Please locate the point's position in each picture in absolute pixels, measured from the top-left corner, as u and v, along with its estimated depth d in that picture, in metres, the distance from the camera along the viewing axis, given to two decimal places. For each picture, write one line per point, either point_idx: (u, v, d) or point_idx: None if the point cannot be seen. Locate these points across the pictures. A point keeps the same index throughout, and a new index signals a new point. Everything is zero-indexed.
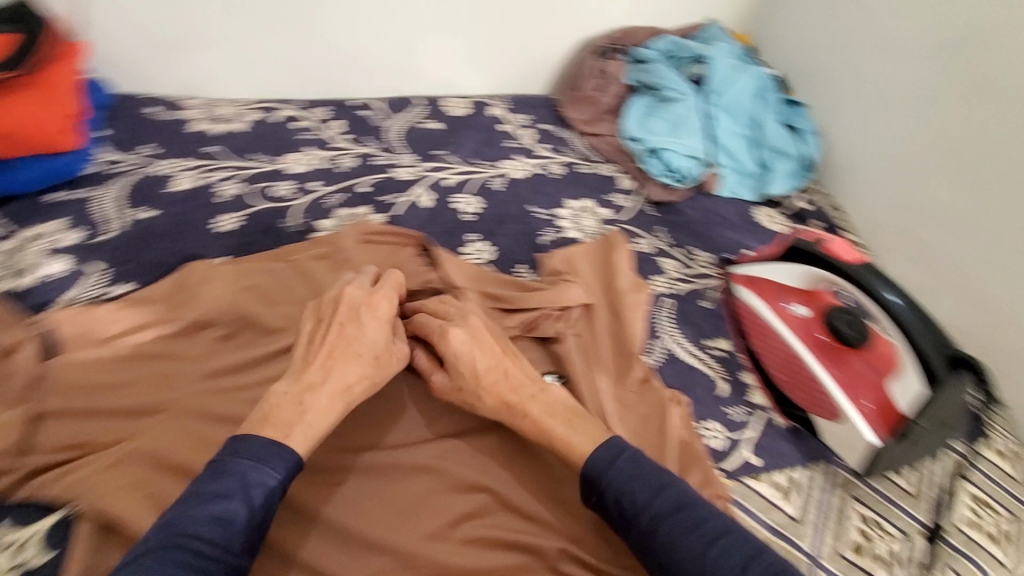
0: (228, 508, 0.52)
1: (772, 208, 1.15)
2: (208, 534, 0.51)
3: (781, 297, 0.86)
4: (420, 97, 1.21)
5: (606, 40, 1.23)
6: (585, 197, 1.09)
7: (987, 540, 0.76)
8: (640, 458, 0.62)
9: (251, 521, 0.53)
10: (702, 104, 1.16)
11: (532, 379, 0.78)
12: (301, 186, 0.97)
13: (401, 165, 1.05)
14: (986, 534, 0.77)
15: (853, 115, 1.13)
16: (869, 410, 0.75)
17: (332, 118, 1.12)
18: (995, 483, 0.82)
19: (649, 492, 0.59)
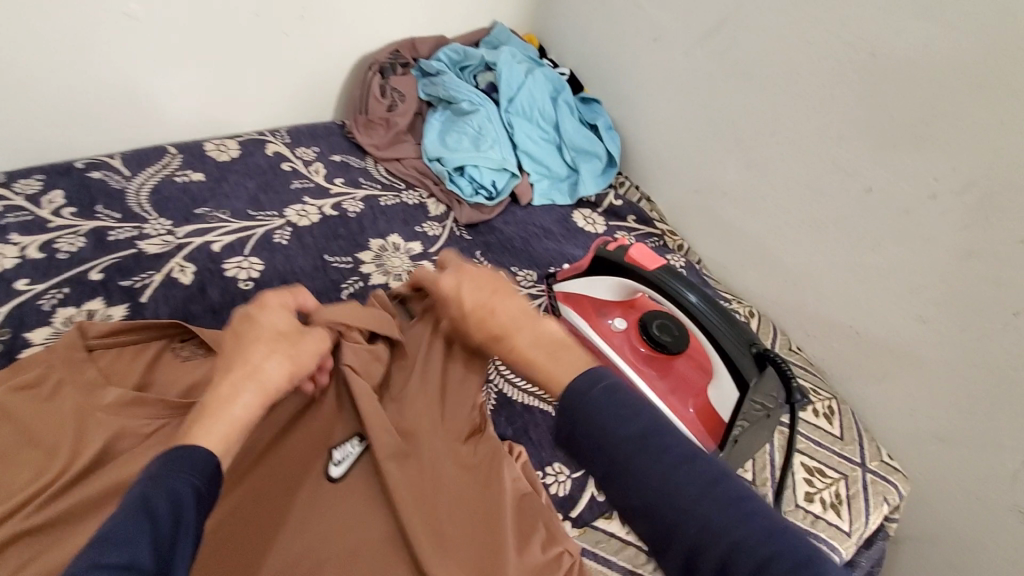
0: (132, 527, 0.41)
1: (588, 209, 1.12)
2: (118, 559, 0.39)
3: (600, 311, 0.82)
4: (175, 144, 1.01)
5: (385, 53, 1.12)
6: (391, 233, 0.98)
7: (826, 510, 0.79)
8: (623, 389, 0.50)
9: (159, 545, 0.41)
10: (498, 112, 1.10)
11: (333, 451, 0.65)
12: (3, 289, 0.75)
13: (151, 235, 0.85)
14: (825, 504, 0.79)
15: (644, 105, 1.12)
16: (691, 416, 0.74)
17: (49, 187, 0.88)
18: (824, 447, 0.85)
19: (619, 418, 0.48)
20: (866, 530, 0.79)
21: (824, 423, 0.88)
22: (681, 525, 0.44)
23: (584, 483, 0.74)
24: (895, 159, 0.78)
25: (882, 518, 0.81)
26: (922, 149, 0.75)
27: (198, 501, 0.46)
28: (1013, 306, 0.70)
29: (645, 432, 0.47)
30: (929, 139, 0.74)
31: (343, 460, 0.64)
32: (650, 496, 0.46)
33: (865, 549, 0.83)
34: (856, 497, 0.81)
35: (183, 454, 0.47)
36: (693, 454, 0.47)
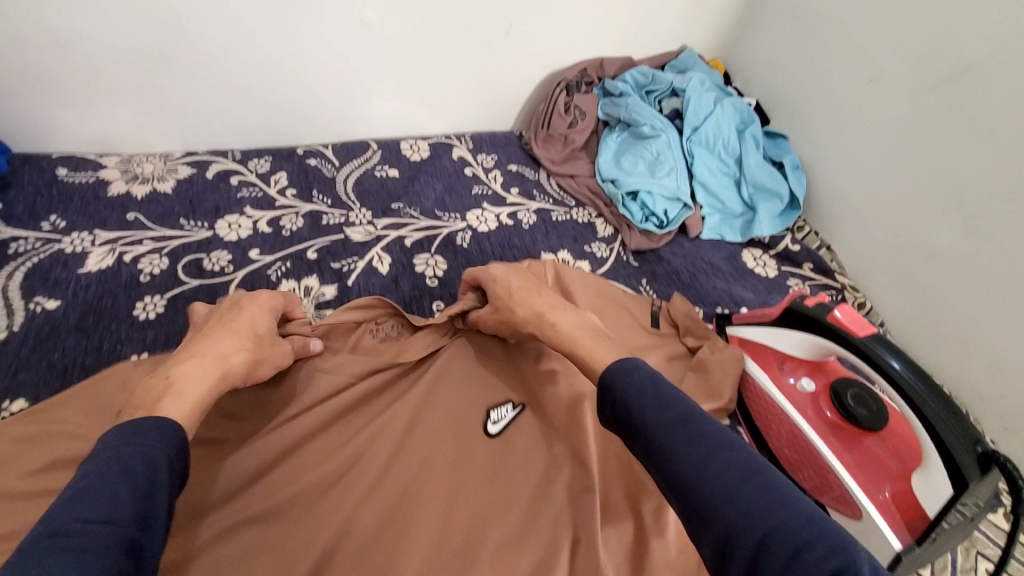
0: (122, 483, 0.41)
1: (759, 250, 1.08)
2: (100, 513, 0.39)
3: (784, 368, 0.79)
4: (375, 140, 1.10)
5: (574, 71, 1.13)
6: (561, 248, 1.00)
7: None
8: (658, 379, 0.53)
9: (137, 497, 0.42)
10: (680, 140, 1.08)
11: (491, 410, 0.71)
12: (239, 256, 0.86)
13: (355, 223, 0.94)
14: None
15: (840, 150, 1.05)
16: (884, 497, 0.68)
17: (276, 169, 1.00)
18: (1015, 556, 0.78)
19: (660, 404, 0.50)
20: None
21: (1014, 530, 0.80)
22: (714, 507, 0.43)
23: None
24: None
25: None
26: None
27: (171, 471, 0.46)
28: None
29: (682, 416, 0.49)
30: None
31: (500, 420, 0.70)
32: (694, 476, 0.45)
33: None
34: None
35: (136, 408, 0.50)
36: (722, 442, 0.47)
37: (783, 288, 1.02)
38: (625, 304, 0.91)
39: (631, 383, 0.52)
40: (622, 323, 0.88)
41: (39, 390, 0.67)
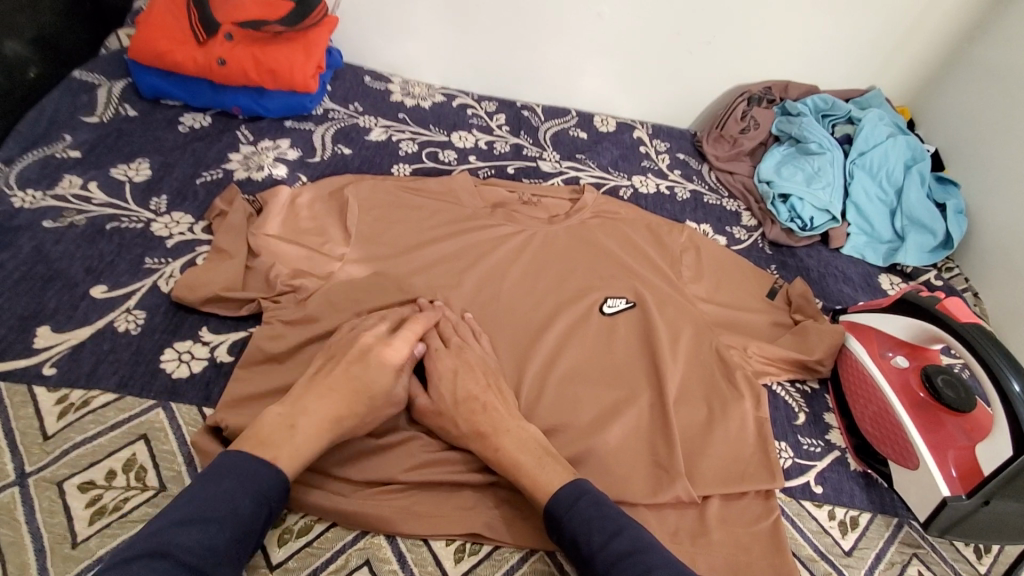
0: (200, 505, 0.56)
1: (898, 277, 1.13)
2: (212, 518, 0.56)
3: (884, 346, 0.86)
4: (575, 110, 1.36)
5: (760, 88, 1.30)
6: (705, 222, 1.16)
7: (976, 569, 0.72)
8: (600, 504, 0.63)
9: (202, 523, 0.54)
10: (844, 161, 1.18)
11: (608, 299, 0.93)
12: (462, 157, 1.16)
13: (547, 159, 1.21)
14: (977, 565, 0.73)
15: (1011, 204, 1.08)
16: (948, 469, 0.72)
17: (498, 111, 1.31)
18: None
19: (605, 535, 0.60)
20: None
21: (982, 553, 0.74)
22: None
23: (804, 470, 0.79)
24: None
25: None
26: None
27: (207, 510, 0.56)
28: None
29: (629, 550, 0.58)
30: None
31: (615, 306, 0.92)
32: None
33: None
34: None
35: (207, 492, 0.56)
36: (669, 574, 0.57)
37: None
38: (749, 274, 1.04)
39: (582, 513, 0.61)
40: (743, 288, 1.02)
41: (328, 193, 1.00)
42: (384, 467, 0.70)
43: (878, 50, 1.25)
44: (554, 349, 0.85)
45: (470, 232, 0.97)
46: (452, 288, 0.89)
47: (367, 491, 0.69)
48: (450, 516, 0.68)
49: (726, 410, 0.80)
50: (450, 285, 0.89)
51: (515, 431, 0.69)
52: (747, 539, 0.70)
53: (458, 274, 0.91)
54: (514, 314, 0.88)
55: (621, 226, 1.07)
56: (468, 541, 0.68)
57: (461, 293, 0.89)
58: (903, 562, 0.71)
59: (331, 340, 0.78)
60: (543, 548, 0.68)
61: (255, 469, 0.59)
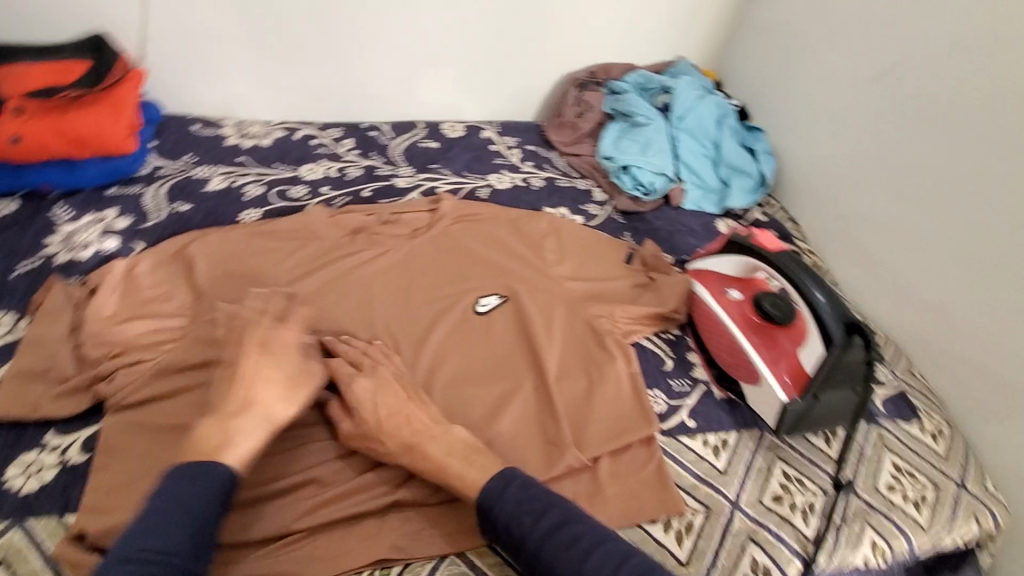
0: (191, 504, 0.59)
1: (732, 219, 1.27)
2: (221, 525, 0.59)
3: (721, 283, 0.96)
4: (422, 122, 1.38)
5: (586, 73, 1.40)
6: (562, 205, 1.24)
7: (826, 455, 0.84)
8: (534, 486, 0.67)
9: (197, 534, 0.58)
10: (668, 127, 1.31)
11: (480, 298, 0.97)
12: (313, 190, 1.14)
13: (402, 175, 1.22)
14: (828, 453, 0.85)
15: (806, 137, 1.26)
16: (783, 377, 0.83)
17: (344, 136, 1.30)
18: (855, 461, 0.84)
19: (535, 516, 0.64)
20: (887, 487, 0.82)
21: (832, 440, 0.86)
22: None
23: (678, 410, 0.87)
24: None
25: (969, 537, 0.81)
26: None
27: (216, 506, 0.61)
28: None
29: (557, 525, 0.63)
30: None
31: (488, 305, 0.96)
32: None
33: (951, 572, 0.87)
34: (908, 484, 0.83)
35: (206, 470, 0.62)
36: (596, 539, 0.63)
37: None
38: (606, 246, 1.13)
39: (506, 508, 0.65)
40: (603, 260, 1.10)
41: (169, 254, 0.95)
42: (277, 523, 0.69)
43: (677, 23, 1.40)
44: (435, 360, 0.87)
45: (334, 265, 0.97)
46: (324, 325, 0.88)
47: (265, 552, 0.67)
48: (354, 550, 0.69)
49: (602, 375, 0.87)
50: (323, 321, 0.88)
51: (404, 449, 0.70)
52: (636, 486, 0.77)
53: (328, 309, 0.90)
54: (391, 336, 0.89)
55: (484, 227, 1.11)
56: (380, 568, 0.69)
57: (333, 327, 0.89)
58: (769, 466, 0.82)
59: (197, 410, 0.75)
60: (455, 552, 0.71)
61: (188, 493, 0.60)
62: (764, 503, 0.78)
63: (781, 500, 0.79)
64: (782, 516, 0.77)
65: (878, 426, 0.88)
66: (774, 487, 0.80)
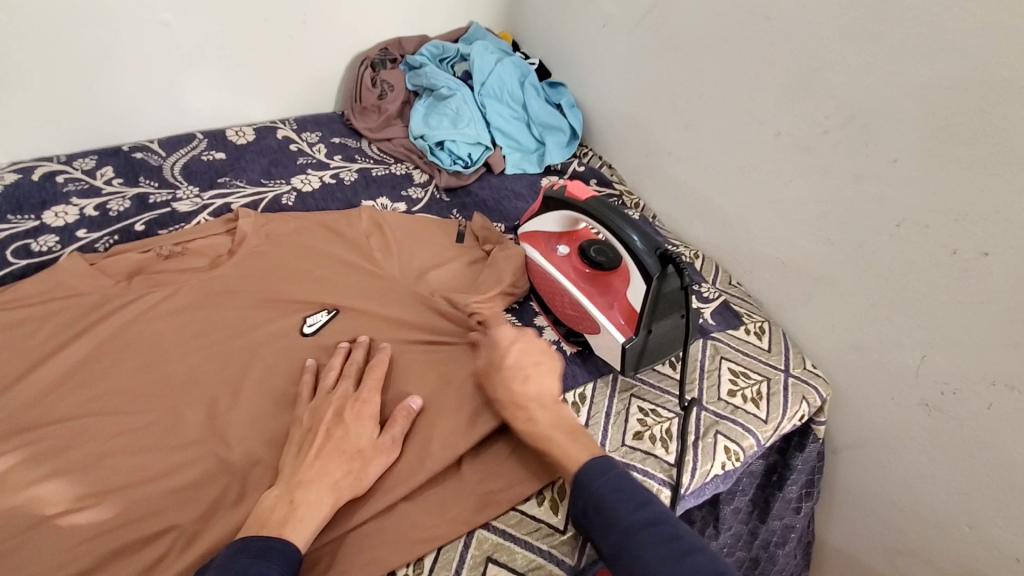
0: None
1: (555, 175, 1.28)
2: None
3: (549, 242, 0.95)
4: (201, 132, 1.20)
5: (377, 51, 1.30)
6: (380, 196, 1.15)
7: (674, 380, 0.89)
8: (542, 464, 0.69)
9: None
10: (472, 95, 1.27)
11: (306, 317, 0.87)
12: (66, 237, 0.93)
13: (182, 198, 1.04)
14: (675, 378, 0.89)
15: (601, 83, 1.28)
16: (618, 319, 0.85)
17: (100, 164, 1.08)
18: (699, 377, 0.90)
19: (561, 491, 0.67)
20: (729, 392, 0.88)
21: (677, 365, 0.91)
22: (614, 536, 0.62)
23: None
24: (794, 107, 0.94)
25: (803, 415, 0.90)
26: (813, 95, 0.91)
27: None
28: (953, 211, 0.78)
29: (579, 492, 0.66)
30: (822, 88, 0.89)
31: (315, 323, 0.86)
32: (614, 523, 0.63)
33: (798, 450, 0.97)
34: (746, 384, 0.90)
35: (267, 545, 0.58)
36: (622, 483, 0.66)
37: None
38: (434, 229, 1.07)
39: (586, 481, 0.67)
40: (433, 243, 1.04)
41: None
42: None
43: None
44: (262, 396, 0.77)
45: (121, 315, 0.81)
46: (106, 400, 0.74)
47: None
48: None
49: (449, 365, 0.83)
50: (114, 392, 0.75)
51: None
52: (500, 469, 0.75)
53: (109, 379, 0.76)
54: (204, 385, 0.77)
55: (294, 237, 0.99)
56: None
57: (120, 397, 0.74)
58: (626, 406, 0.85)
59: None
60: None
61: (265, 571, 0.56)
62: (627, 444, 0.80)
63: (641, 435, 0.82)
64: (645, 451, 0.80)
65: (712, 340, 0.95)
66: (633, 425, 0.83)
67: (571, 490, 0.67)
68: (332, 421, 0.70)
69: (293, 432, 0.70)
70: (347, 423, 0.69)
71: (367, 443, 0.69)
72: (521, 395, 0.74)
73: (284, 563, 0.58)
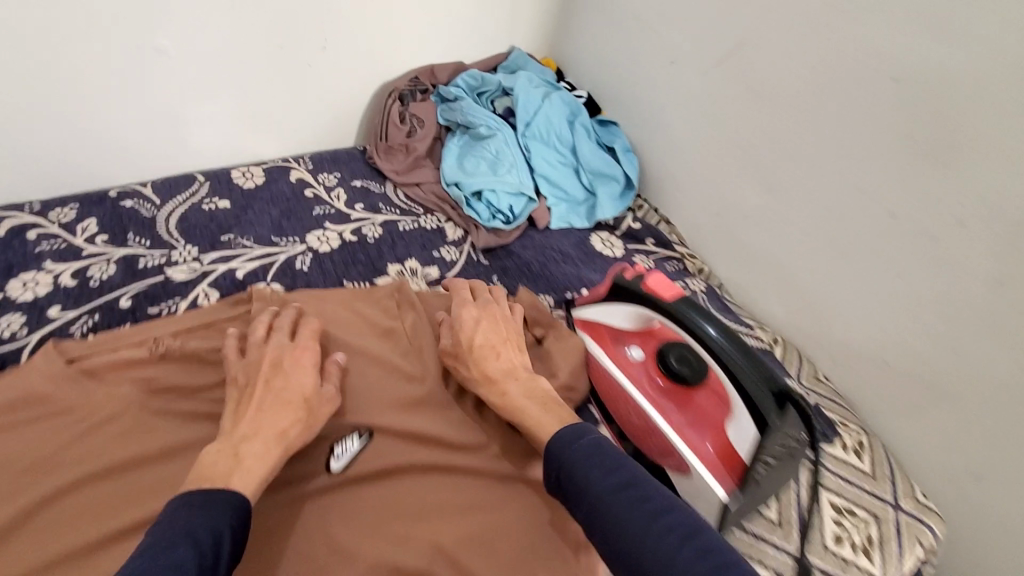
0: (183, 553, 0.49)
1: (606, 232, 1.12)
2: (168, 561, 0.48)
3: (618, 342, 0.82)
4: (202, 173, 1.03)
5: (405, 81, 1.13)
6: (408, 258, 0.99)
7: (773, 526, 0.77)
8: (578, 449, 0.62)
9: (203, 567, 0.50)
10: (515, 136, 1.10)
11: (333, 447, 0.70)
12: (37, 316, 0.77)
13: (178, 263, 0.88)
14: (773, 522, 0.77)
15: (661, 127, 1.11)
16: (710, 455, 0.71)
17: (83, 216, 0.91)
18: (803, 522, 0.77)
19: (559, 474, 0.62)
20: (839, 543, 0.76)
21: (774, 505, 0.79)
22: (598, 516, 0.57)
23: None
24: (920, 186, 0.76)
25: (918, 565, 0.78)
26: (948, 175, 0.74)
27: (233, 536, 0.54)
28: None
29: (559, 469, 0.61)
30: (962, 167, 0.72)
31: (343, 454, 0.69)
32: (594, 509, 0.57)
33: None
34: (856, 531, 0.78)
35: (211, 498, 0.55)
36: (618, 462, 0.60)
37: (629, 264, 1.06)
38: None
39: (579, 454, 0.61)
40: None
41: None
42: None
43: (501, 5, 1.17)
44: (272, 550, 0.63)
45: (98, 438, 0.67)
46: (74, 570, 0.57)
47: None
48: None
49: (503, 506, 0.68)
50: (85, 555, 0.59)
51: None
52: None
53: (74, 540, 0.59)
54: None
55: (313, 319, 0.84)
56: None
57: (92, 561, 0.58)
58: None
59: None
60: None
61: (210, 525, 0.52)
62: None
63: None
64: None
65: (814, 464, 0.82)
66: None
67: (546, 458, 0.64)
68: (270, 372, 0.70)
69: (230, 394, 0.69)
70: (286, 372, 0.70)
71: (309, 389, 0.69)
72: (493, 370, 0.75)
73: (229, 508, 0.55)
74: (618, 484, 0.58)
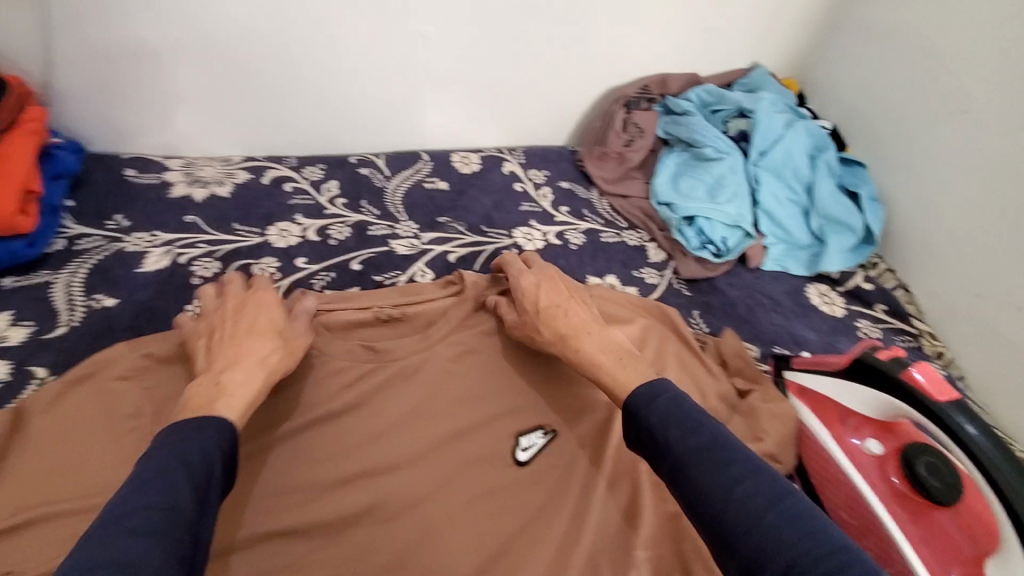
0: (174, 475, 0.50)
1: (826, 285, 1.00)
2: (160, 501, 0.48)
3: (847, 424, 0.74)
4: (426, 152, 1.09)
5: (634, 88, 1.09)
6: (608, 272, 0.96)
7: None
8: (683, 404, 0.60)
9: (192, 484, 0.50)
10: (745, 164, 1.01)
11: (521, 437, 0.71)
12: (287, 263, 0.87)
13: (401, 236, 0.94)
14: None
15: (926, 181, 0.96)
16: None
17: (327, 177, 1.00)
18: None
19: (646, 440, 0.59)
20: None
21: None
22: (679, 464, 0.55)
23: None
24: None
25: None
26: None
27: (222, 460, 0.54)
28: None
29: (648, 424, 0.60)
30: None
31: (529, 447, 0.70)
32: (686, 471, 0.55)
33: None
34: None
35: (200, 422, 0.55)
36: (696, 424, 0.58)
37: (851, 330, 0.94)
38: (675, 339, 0.86)
39: (657, 412, 0.60)
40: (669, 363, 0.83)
41: (76, 387, 0.67)
42: None
43: (757, 20, 1.09)
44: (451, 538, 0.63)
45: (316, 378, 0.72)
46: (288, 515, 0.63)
47: None
48: None
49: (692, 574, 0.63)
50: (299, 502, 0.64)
51: None
52: None
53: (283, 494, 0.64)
54: (392, 482, 0.66)
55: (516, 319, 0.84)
56: None
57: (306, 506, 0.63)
58: None
59: None
60: None
61: (197, 446, 0.53)
62: None
63: None
64: None
65: None
66: None
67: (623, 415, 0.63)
68: (230, 312, 0.69)
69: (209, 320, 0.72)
70: (242, 311, 0.69)
71: (280, 323, 0.70)
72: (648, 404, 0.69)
73: (218, 432, 0.55)
74: (689, 436, 0.57)
